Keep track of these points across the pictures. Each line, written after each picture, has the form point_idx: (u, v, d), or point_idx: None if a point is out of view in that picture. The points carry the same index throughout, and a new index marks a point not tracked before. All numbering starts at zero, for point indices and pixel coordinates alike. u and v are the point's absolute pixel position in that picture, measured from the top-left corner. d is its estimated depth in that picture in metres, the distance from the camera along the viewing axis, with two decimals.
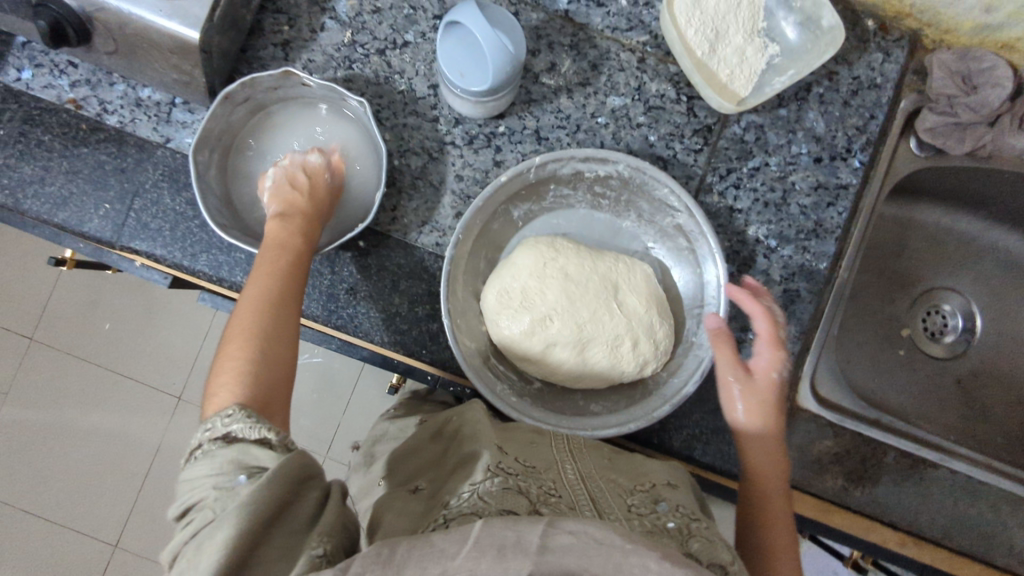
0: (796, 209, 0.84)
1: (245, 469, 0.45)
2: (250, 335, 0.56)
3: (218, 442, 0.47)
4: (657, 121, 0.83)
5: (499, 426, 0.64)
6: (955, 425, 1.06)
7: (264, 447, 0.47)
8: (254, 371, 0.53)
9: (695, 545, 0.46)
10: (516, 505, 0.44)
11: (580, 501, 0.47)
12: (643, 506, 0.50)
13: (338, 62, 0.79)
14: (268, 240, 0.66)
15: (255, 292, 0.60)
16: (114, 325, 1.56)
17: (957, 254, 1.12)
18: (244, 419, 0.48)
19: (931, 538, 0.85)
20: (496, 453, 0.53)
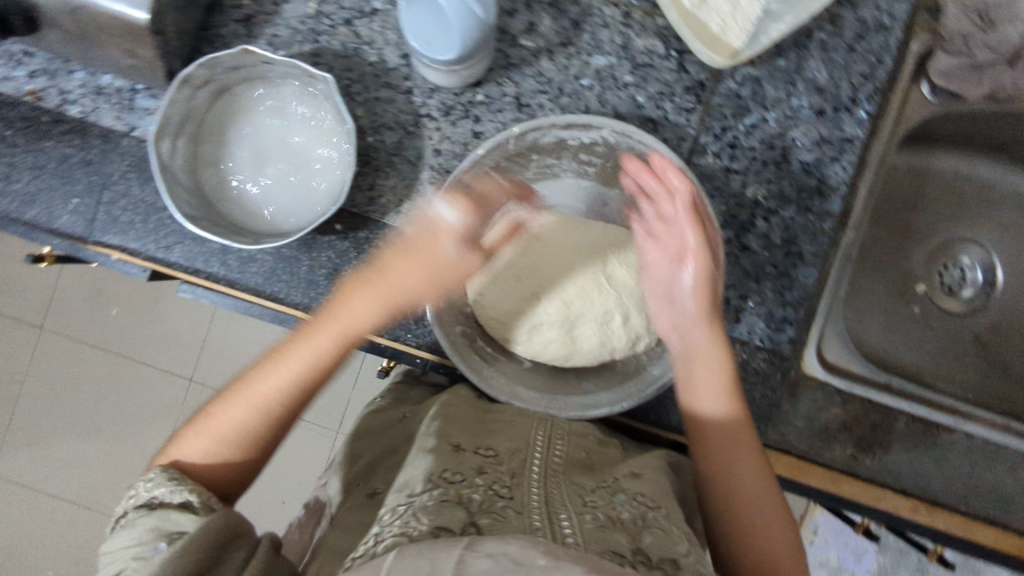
0: (798, 166, 0.79)
1: (161, 535, 0.48)
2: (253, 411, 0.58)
3: (140, 508, 0.50)
4: (645, 80, 0.77)
5: (471, 420, 0.65)
6: (974, 383, 1.01)
7: (184, 512, 0.50)
8: (226, 455, 0.57)
9: (647, 539, 0.50)
10: (451, 519, 0.46)
11: (529, 505, 0.50)
12: (600, 501, 0.54)
13: (304, 35, 0.75)
14: (344, 324, 0.60)
15: (271, 377, 0.59)
16: (121, 312, 1.53)
17: (977, 203, 1.06)
18: (166, 485, 0.52)
19: (946, 503, 0.83)
20: (446, 460, 0.56)
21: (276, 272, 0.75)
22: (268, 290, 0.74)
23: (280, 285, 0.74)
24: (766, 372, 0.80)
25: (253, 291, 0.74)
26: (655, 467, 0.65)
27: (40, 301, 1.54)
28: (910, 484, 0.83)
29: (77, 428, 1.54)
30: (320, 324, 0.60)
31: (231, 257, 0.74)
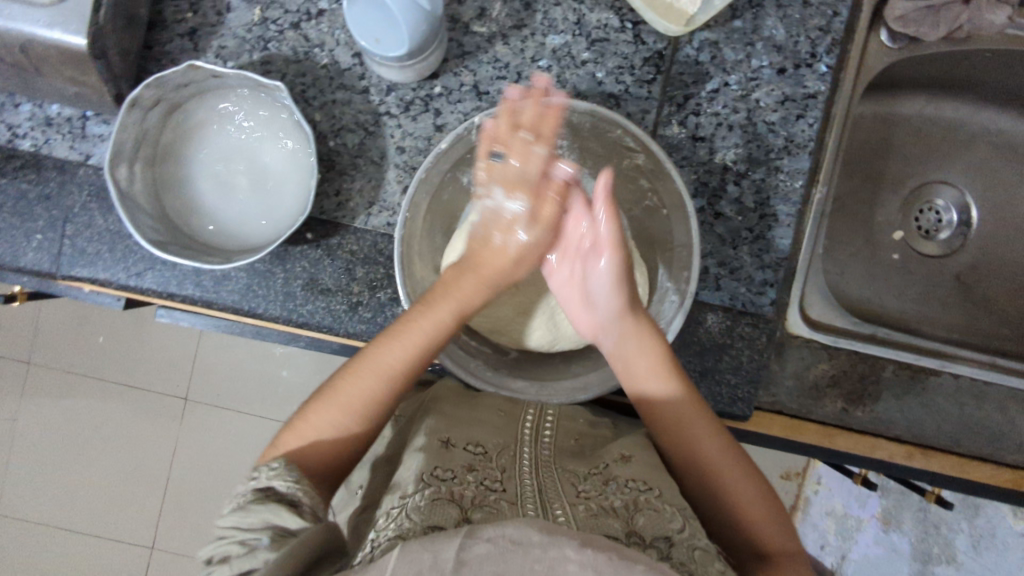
0: (763, 127, 0.78)
1: (268, 532, 0.47)
2: (348, 412, 0.60)
3: (258, 495, 0.50)
4: (603, 55, 0.77)
5: (459, 416, 0.65)
6: (959, 323, 1.02)
7: (294, 512, 0.49)
8: (315, 460, 0.57)
9: (640, 520, 0.51)
10: (444, 517, 0.47)
11: (523, 496, 0.51)
12: (592, 489, 0.54)
13: (252, 43, 0.73)
14: (416, 335, 0.63)
15: (366, 384, 0.61)
16: (108, 337, 1.52)
17: (946, 144, 1.06)
18: (285, 481, 0.51)
19: (939, 447, 0.84)
20: (436, 457, 0.56)
21: (251, 287, 0.74)
22: (245, 306, 0.74)
23: (256, 300, 0.74)
24: (751, 336, 0.79)
25: (231, 308, 0.74)
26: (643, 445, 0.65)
27: (23, 337, 1.53)
28: (903, 431, 0.84)
29: (72, 460, 1.52)
30: (394, 343, 0.63)
31: (204, 277, 0.73)
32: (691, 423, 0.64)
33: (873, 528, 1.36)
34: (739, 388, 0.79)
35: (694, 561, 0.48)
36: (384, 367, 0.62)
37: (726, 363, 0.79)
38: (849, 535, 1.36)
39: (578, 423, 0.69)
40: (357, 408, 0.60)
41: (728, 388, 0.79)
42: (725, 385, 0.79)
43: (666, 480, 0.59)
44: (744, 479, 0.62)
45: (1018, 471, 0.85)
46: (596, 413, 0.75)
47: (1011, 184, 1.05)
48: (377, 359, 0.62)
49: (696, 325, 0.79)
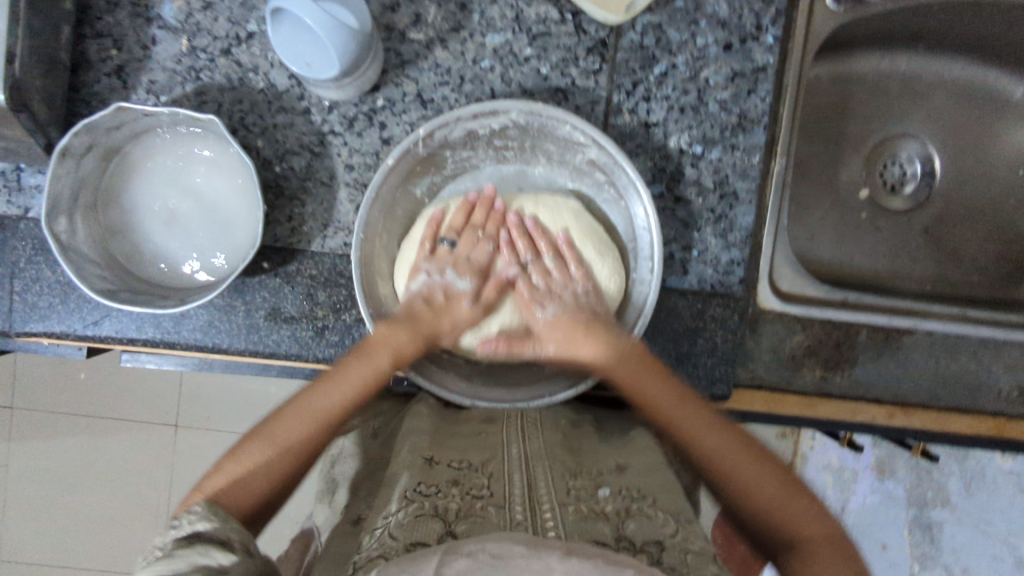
0: (715, 106, 0.77)
1: (197, 571, 0.44)
2: (281, 452, 0.60)
3: (180, 540, 0.47)
4: (546, 49, 0.75)
5: (441, 433, 0.63)
6: (930, 276, 1.03)
7: (224, 549, 0.47)
8: (244, 490, 0.57)
9: (631, 525, 0.48)
10: (427, 534, 0.45)
11: (512, 499, 0.49)
12: (582, 491, 0.52)
13: (183, 75, 0.71)
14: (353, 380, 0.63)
15: (295, 428, 0.61)
16: (89, 373, 1.42)
17: (903, 98, 1.05)
18: (210, 522, 0.49)
19: (918, 403, 0.85)
20: (421, 473, 0.54)
21: (213, 324, 0.72)
22: (210, 343, 0.72)
23: (220, 336, 0.72)
24: (722, 317, 0.79)
25: (196, 346, 0.72)
26: (636, 454, 0.62)
27: None
28: (882, 392, 0.85)
29: (57, 506, 1.44)
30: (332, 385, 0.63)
31: (163, 318, 0.72)
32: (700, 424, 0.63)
33: (869, 479, 1.31)
34: (717, 370, 0.79)
35: (687, 566, 0.45)
36: (318, 411, 0.62)
37: (701, 346, 0.79)
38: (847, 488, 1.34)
39: (561, 429, 0.67)
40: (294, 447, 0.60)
41: (704, 370, 0.79)
42: (702, 369, 0.79)
43: (660, 484, 0.56)
44: (755, 472, 0.60)
45: (999, 419, 0.86)
46: (576, 412, 0.75)
47: (969, 132, 1.05)
48: (310, 403, 0.62)
49: (668, 312, 0.79)
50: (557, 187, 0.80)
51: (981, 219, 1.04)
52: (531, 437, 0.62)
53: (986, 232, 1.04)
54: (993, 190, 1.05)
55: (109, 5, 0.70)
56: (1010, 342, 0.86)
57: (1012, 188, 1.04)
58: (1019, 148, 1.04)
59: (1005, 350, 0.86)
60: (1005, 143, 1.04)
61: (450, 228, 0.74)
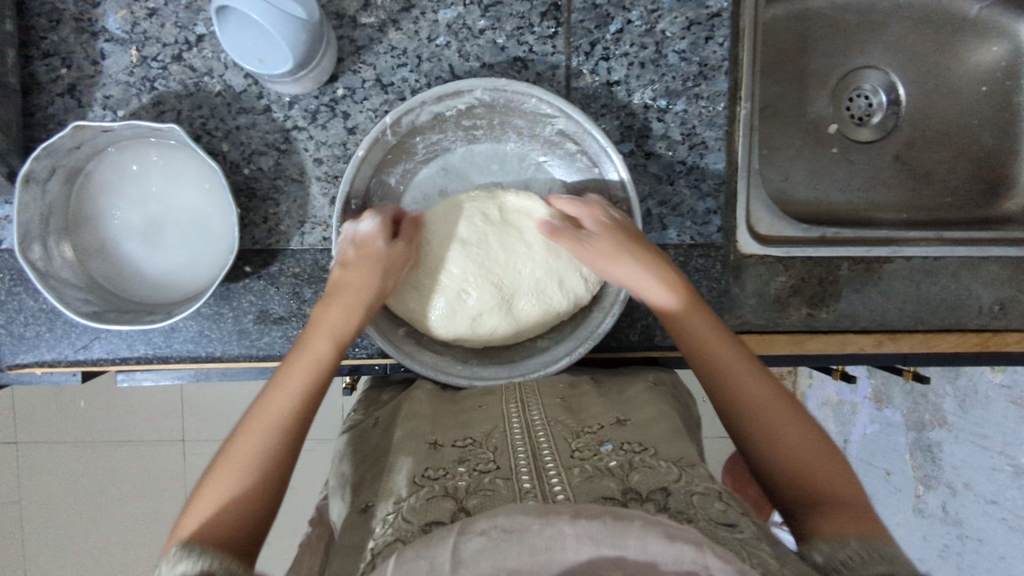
0: (675, 57, 0.77)
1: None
2: (247, 470, 0.52)
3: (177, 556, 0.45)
4: (499, 19, 0.74)
5: (443, 414, 0.65)
6: (905, 202, 1.04)
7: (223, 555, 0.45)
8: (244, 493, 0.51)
9: (637, 475, 0.49)
10: (440, 513, 0.46)
11: (517, 469, 0.50)
12: (585, 450, 0.52)
13: (138, 86, 0.70)
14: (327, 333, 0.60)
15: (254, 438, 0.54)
16: (89, 401, 1.41)
17: (862, 28, 1.05)
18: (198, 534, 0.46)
19: (904, 328, 0.87)
20: (426, 460, 0.54)
21: (203, 333, 0.73)
22: (203, 353, 0.73)
23: (213, 344, 0.73)
24: (706, 266, 0.81)
25: (189, 357, 0.73)
26: (632, 408, 0.62)
27: None
28: (869, 321, 0.87)
29: (77, 532, 1.45)
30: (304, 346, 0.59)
31: (153, 334, 0.72)
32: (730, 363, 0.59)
33: (868, 409, 1.45)
34: None
35: (694, 509, 0.45)
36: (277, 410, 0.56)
37: None
38: (846, 419, 1.50)
39: (559, 389, 0.67)
40: (262, 452, 0.53)
41: None
42: None
43: (661, 436, 0.56)
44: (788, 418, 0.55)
45: (984, 333, 0.88)
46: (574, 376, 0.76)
47: (930, 55, 1.06)
48: (264, 411, 0.56)
49: None
50: (529, 163, 0.78)
51: (950, 140, 1.06)
52: (530, 404, 0.62)
53: (956, 152, 1.05)
54: (958, 111, 1.06)
55: (52, 23, 0.69)
56: (987, 258, 0.87)
57: (977, 106, 1.05)
58: (980, 65, 1.05)
59: (983, 266, 0.88)
60: (966, 62, 1.05)
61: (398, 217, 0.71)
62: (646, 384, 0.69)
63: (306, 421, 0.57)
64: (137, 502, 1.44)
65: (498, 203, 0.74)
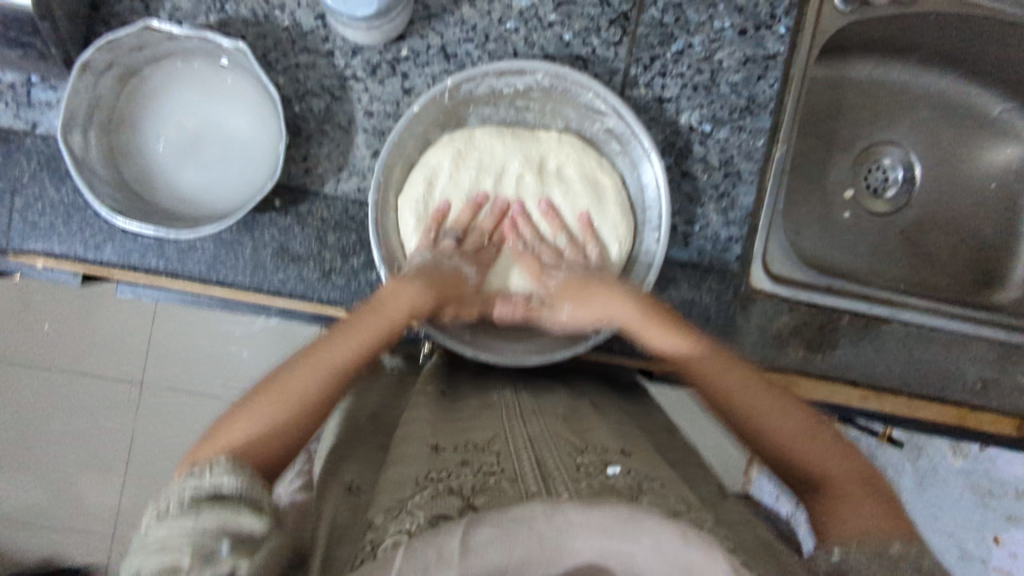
0: (726, 88, 0.80)
1: (226, 536, 0.43)
2: (290, 404, 0.56)
3: (206, 496, 0.46)
4: (569, 17, 0.76)
5: (443, 419, 0.65)
6: (906, 275, 1.08)
7: (252, 510, 0.46)
8: (281, 426, 0.55)
9: (643, 497, 0.49)
10: (448, 508, 0.46)
11: (524, 476, 0.51)
12: (590, 467, 0.53)
13: (208, 4, 0.70)
14: (400, 305, 0.64)
15: (309, 373, 0.58)
16: (56, 327, 1.34)
17: (893, 105, 1.10)
18: (235, 479, 0.47)
19: (890, 387, 0.89)
20: (431, 461, 0.55)
21: (218, 258, 0.72)
22: (214, 278, 0.72)
23: (225, 271, 0.72)
24: (717, 291, 0.83)
25: (198, 280, 0.72)
26: (634, 440, 0.63)
27: None
28: (859, 376, 0.89)
29: (9, 462, 1.37)
30: (375, 304, 0.64)
31: (168, 248, 0.71)
32: (709, 364, 0.66)
33: None
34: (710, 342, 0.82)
35: (701, 532, 0.46)
36: (335, 357, 0.59)
37: (694, 316, 0.83)
38: None
39: (558, 409, 0.69)
40: (312, 393, 0.57)
41: None
42: None
43: (663, 473, 0.56)
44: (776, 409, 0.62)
45: (962, 409, 0.92)
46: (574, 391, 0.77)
47: (951, 143, 1.10)
48: (322, 351, 0.59)
49: (666, 283, 0.82)
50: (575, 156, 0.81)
51: (955, 225, 1.10)
52: (530, 420, 0.64)
53: (958, 239, 1.09)
54: (967, 199, 1.10)
55: None
56: (977, 336, 0.91)
57: (985, 199, 1.10)
58: (992, 162, 1.10)
59: (972, 344, 0.91)
60: (981, 158, 1.10)
61: (454, 223, 0.77)
62: (641, 427, 0.71)
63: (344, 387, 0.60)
64: (82, 440, 1.38)
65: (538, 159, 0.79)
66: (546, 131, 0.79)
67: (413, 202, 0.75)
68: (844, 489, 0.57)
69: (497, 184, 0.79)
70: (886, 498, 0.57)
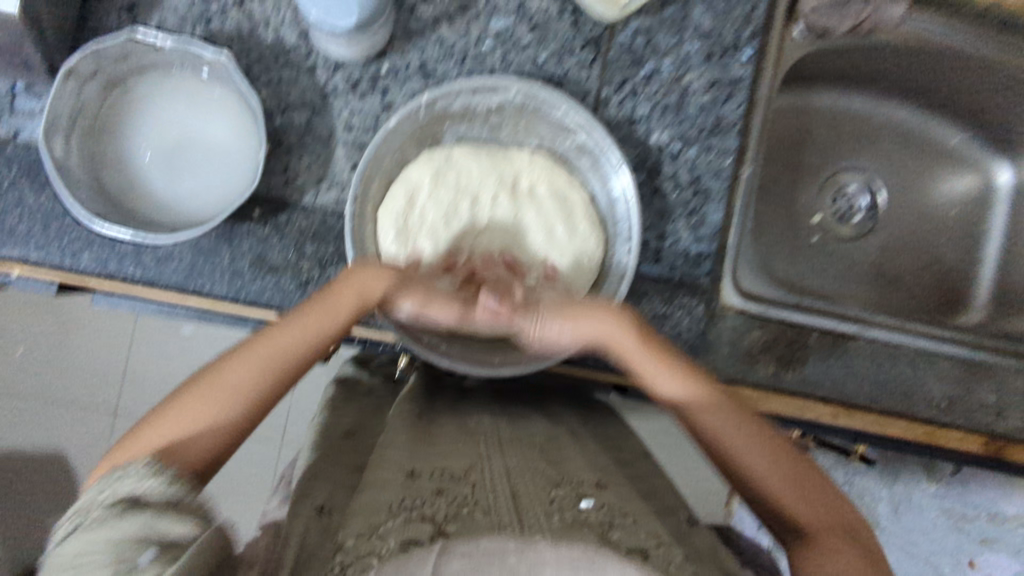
0: (694, 109, 0.83)
1: (148, 542, 0.45)
2: (220, 400, 0.58)
3: (122, 504, 0.48)
4: (543, 39, 0.80)
5: (420, 443, 0.65)
6: (873, 297, 1.11)
7: (175, 517, 0.47)
8: (210, 425, 0.57)
9: (615, 532, 0.49)
10: (418, 533, 0.46)
11: (497, 505, 0.51)
12: (564, 500, 0.53)
13: (194, 19, 0.73)
14: (343, 292, 0.66)
15: (247, 369, 0.60)
16: (26, 350, 1.31)
17: (857, 134, 1.14)
18: (152, 485, 0.50)
19: (861, 404, 0.90)
20: (405, 489, 0.55)
21: (195, 266, 0.72)
22: (191, 286, 0.72)
23: (201, 279, 0.72)
24: (690, 305, 0.84)
25: (175, 288, 0.72)
26: (607, 473, 0.63)
27: None
28: (829, 393, 0.90)
29: None
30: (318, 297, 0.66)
31: (145, 256, 0.71)
32: (705, 410, 0.66)
33: None
34: (684, 356, 0.83)
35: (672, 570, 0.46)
36: (279, 353, 0.62)
37: (668, 331, 0.83)
38: None
39: (536, 440, 0.68)
40: (244, 390, 0.59)
41: None
42: (669, 352, 0.82)
43: (639, 509, 0.56)
44: (766, 456, 0.63)
45: (931, 427, 0.93)
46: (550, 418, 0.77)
47: (912, 170, 1.15)
48: (269, 343, 0.62)
49: (639, 297, 0.83)
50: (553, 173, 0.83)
51: (919, 250, 1.13)
52: (508, 450, 0.64)
53: (922, 263, 1.13)
54: (929, 224, 1.14)
55: None
56: (941, 353, 0.93)
57: (946, 225, 1.14)
58: (952, 189, 1.14)
59: (937, 361, 0.94)
60: (940, 185, 1.15)
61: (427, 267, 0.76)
62: (615, 458, 0.70)
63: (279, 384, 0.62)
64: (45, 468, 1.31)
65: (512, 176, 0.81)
66: (520, 150, 0.82)
67: (390, 215, 0.76)
68: (826, 540, 0.57)
69: (473, 206, 0.81)
70: (868, 556, 0.56)
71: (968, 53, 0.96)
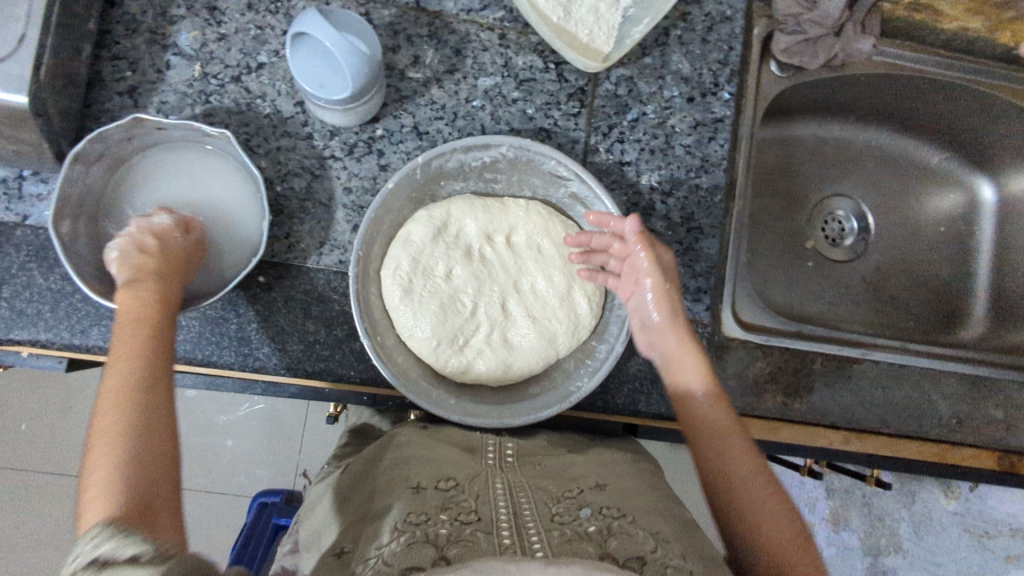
0: (681, 150, 0.86)
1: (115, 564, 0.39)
2: (129, 419, 0.51)
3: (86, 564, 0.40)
4: (531, 93, 0.83)
5: (422, 451, 0.66)
6: (873, 319, 1.11)
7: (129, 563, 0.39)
8: (131, 464, 0.48)
9: (613, 543, 0.50)
10: (420, 559, 0.46)
11: (499, 522, 0.51)
12: (564, 514, 0.54)
13: (193, 97, 0.75)
14: (141, 293, 0.60)
15: (120, 390, 0.52)
16: (32, 426, 1.30)
17: (841, 160, 1.17)
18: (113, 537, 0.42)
19: (871, 429, 0.91)
20: (411, 503, 0.55)
21: (203, 335, 0.73)
22: (198, 355, 0.73)
23: (211, 348, 0.73)
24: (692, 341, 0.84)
25: (183, 359, 0.73)
26: (616, 475, 0.65)
27: None
28: (839, 418, 0.90)
29: None
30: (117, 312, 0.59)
31: None
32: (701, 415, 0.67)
33: (824, 530, 1.26)
34: None
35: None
36: (132, 364, 0.54)
37: None
38: None
39: (541, 454, 0.70)
40: (134, 395, 0.52)
41: None
42: None
43: (638, 507, 0.58)
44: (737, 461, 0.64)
45: (943, 446, 0.93)
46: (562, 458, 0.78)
47: (898, 192, 1.17)
48: (116, 370, 0.54)
49: None
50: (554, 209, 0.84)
51: (914, 268, 1.14)
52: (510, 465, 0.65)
53: (917, 281, 1.14)
54: (921, 244, 1.15)
55: (128, 31, 0.75)
56: (946, 371, 0.93)
57: (936, 243, 1.15)
58: (940, 207, 1.16)
59: (942, 379, 0.94)
60: (929, 205, 1.16)
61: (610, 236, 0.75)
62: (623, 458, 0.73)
63: (161, 380, 0.55)
64: (55, 546, 1.29)
65: (506, 230, 0.83)
66: (514, 200, 0.84)
67: (395, 275, 0.78)
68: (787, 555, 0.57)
69: (469, 259, 0.82)
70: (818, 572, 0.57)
71: (941, 78, 0.99)
